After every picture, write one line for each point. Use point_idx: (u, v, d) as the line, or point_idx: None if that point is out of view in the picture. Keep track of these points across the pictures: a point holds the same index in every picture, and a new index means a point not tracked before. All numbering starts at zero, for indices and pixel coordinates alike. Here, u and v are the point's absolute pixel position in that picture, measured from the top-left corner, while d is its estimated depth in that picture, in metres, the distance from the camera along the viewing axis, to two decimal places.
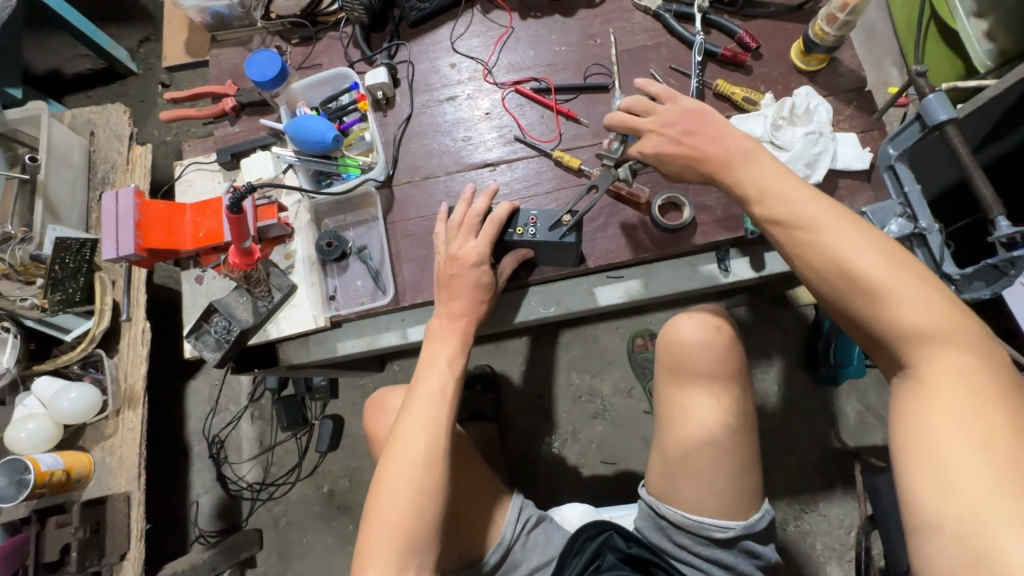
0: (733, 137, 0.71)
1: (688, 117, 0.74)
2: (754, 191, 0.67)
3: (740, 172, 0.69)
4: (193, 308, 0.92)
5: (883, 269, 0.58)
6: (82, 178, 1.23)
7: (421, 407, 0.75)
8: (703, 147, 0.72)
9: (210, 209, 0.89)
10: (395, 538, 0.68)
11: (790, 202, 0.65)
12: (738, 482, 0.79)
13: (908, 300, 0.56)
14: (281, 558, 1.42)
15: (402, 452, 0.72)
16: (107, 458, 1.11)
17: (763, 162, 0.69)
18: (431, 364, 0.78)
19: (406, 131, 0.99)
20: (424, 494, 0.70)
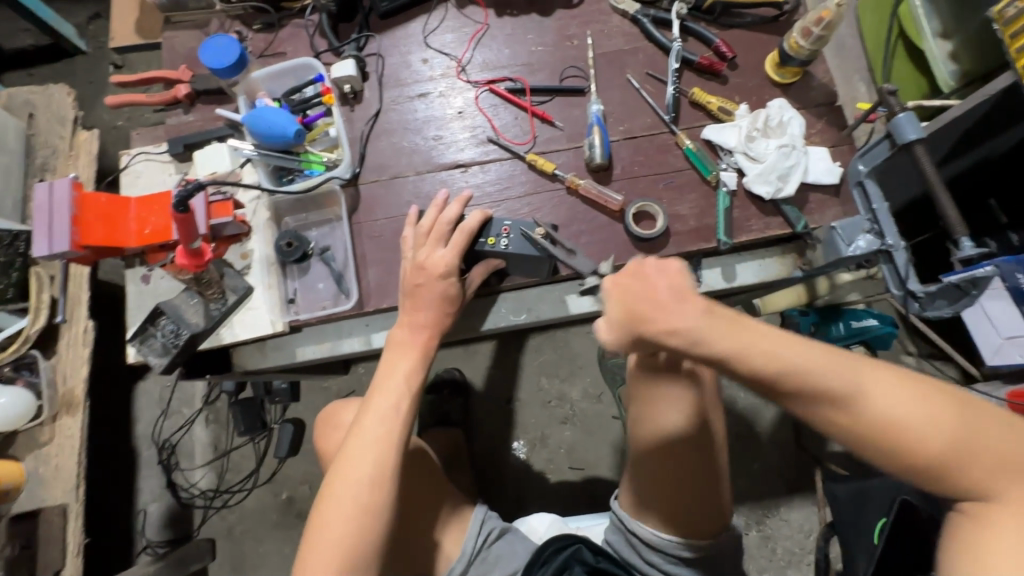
0: (685, 300, 0.53)
1: (661, 275, 0.55)
2: (712, 341, 0.51)
3: (734, 364, 0.51)
4: (138, 309, 0.86)
5: (878, 386, 0.50)
6: (17, 164, 1.13)
7: (372, 422, 0.71)
8: (666, 302, 0.53)
9: (158, 204, 0.83)
10: (334, 560, 0.65)
11: (768, 346, 0.51)
12: (704, 498, 0.77)
13: (908, 416, 0.50)
14: (236, 568, 1.35)
15: (350, 469, 0.69)
16: (40, 468, 1.03)
17: (734, 333, 0.51)
18: (386, 378, 0.75)
19: (374, 128, 0.95)
20: (369, 515, 0.67)
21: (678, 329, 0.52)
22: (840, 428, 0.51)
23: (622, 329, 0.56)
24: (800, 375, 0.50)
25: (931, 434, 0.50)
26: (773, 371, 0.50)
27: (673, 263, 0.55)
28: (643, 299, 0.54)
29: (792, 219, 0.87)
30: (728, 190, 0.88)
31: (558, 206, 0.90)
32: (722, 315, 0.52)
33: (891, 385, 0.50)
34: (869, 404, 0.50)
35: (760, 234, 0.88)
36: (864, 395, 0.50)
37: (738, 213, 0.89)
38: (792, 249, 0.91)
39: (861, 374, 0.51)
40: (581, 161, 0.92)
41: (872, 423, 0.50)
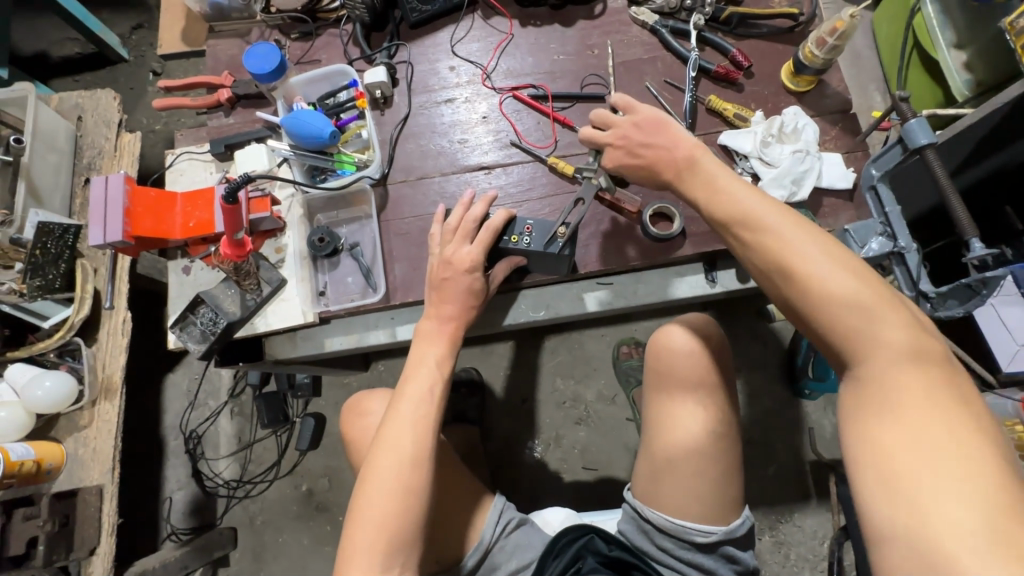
0: (678, 137, 0.73)
1: (647, 125, 0.76)
2: (688, 184, 0.71)
3: (685, 186, 0.72)
4: (178, 299, 0.91)
5: (814, 251, 0.59)
6: (66, 163, 1.20)
7: (408, 406, 0.75)
8: (659, 144, 0.74)
9: (202, 199, 0.88)
10: (379, 537, 0.68)
11: (723, 189, 0.67)
12: (720, 489, 0.80)
13: (836, 281, 0.57)
14: (255, 558, 1.39)
15: (391, 451, 0.72)
16: (79, 450, 1.08)
17: (710, 165, 0.70)
18: (418, 364, 0.79)
19: (402, 131, 1.00)
20: (410, 494, 0.70)
21: (666, 160, 0.73)
22: (771, 280, 0.62)
23: (619, 167, 0.79)
24: (751, 217, 0.64)
25: (847, 297, 0.57)
26: (725, 207, 0.66)
27: (642, 108, 0.77)
28: (646, 141, 0.75)
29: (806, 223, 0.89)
30: None
31: None
32: (699, 151, 0.72)
33: (829, 253, 0.59)
34: (802, 263, 0.59)
35: None
36: (801, 254, 0.59)
37: None
38: None
39: (803, 236, 0.61)
40: None
41: (803, 279, 0.59)
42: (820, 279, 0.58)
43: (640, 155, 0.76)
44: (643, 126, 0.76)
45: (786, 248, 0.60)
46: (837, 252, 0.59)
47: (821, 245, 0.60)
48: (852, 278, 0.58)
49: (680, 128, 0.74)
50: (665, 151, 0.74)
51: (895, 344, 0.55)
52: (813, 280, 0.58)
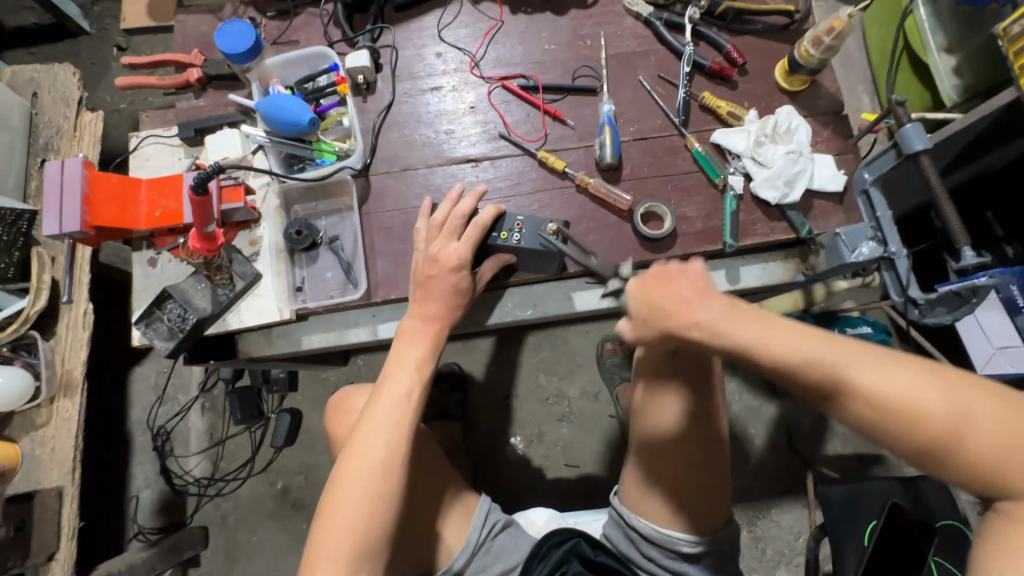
0: (708, 297, 0.56)
1: (656, 281, 0.59)
2: (723, 330, 0.54)
3: (735, 335, 0.54)
4: (144, 292, 0.85)
5: (916, 380, 0.51)
6: (20, 143, 1.12)
7: (384, 408, 0.72)
8: (684, 298, 0.57)
9: (169, 187, 0.82)
10: (346, 543, 0.65)
11: (764, 327, 0.54)
12: (703, 496, 0.79)
13: (954, 411, 0.50)
14: (228, 557, 1.35)
15: (363, 453, 0.69)
16: (36, 450, 1.02)
17: (750, 317, 0.55)
18: (397, 365, 0.75)
19: (385, 119, 0.95)
20: (379, 499, 0.67)
21: (694, 309, 0.56)
22: (878, 426, 0.52)
23: (641, 312, 0.59)
24: (815, 361, 0.52)
25: (934, 415, 0.50)
26: (791, 349, 0.53)
27: (693, 261, 0.59)
28: (658, 294, 0.58)
29: (797, 224, 0.88)
30: (736, 194, 0.90)
31: (567, 203, 0.91)
32: (731, 299, 0.56)
33: (923, 377, 0.51)
34: (878, 396, 0.51)
35: (765, 237, 0.89)
36: (901, 394, 0.51)
37: (744, 217, 0.90)
38: (795, 253, 0.93)
39: (886, 368, 0.52)
40: (592, 160, 0.93)
41: (887, 413, 0.51)
42: (942, 416, 0.50)
43: (663, 322, 0.58)
44: (654, 296, 0.58)
45: (853, 384, 0.52)
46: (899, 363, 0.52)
47: (882, 362, 0.52)
48: (968, 400, 0.50)
49: (713, 283, 0.57)
50: (689, 322, 0.56)
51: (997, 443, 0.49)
52: (936, 419, 0.50)
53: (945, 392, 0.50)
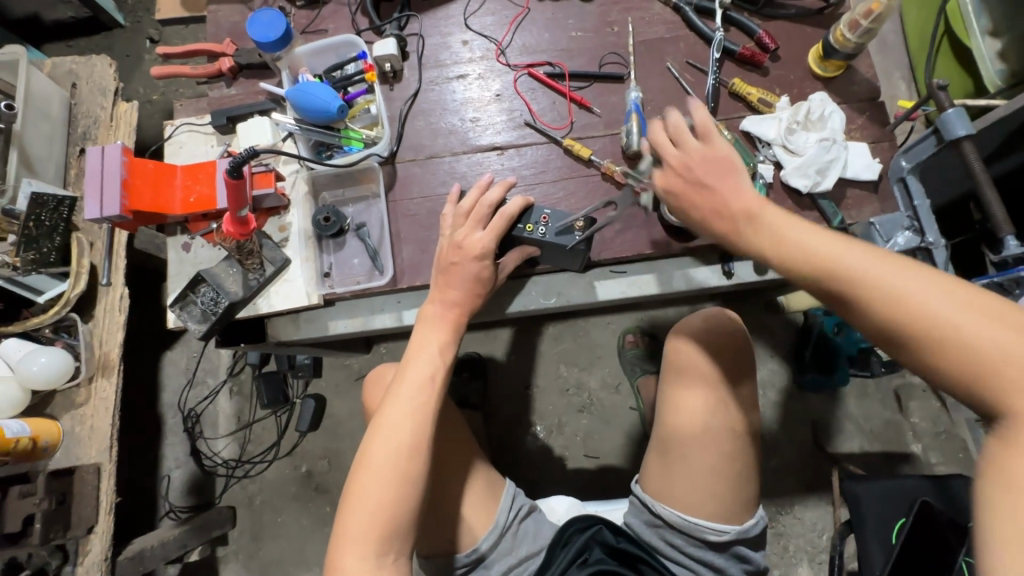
0: (738, 190, 0.65)
1: (710, 164, 0.66)
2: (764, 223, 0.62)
3: (752, 235, 0.63)
4: (178, 276, 0.88)
5: (922, 286, 0.53)
6: (60, 132, 1.16)
7: (408, 390, 0.73)
8: (715, 191, 0.66)
9: (203, 173, 0.84)
10: (372, 527, 0.66)
11: (782, 233, 0.61)
12: (736, 486, 0.79)
13: (950, 317, 0.51)
14: (255, 537, 1.38)
15: (388, 435, 0.70)
16: (76, 428, 1.06)
17: (775, 216, 0.62)
18: (420, 349, 0.76)
19: (412, 107, 0.96)
20: (405, 481, 0.68)
21: (727, 213, 0.65)
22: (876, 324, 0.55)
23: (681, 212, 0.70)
24: (832, 265, 0.57)
25: (952, 326, 0.51)
26: (793, 245, 0.60)
27: (699, 115, 0.68)
28: (698, 189, 0.67)
29: (829, 214, 0.86)
30: (765, 182, 0.87)
31: (593, 191, 0.91)
32: (760, 204, 0.63)
33: (941, 289, 0.52)
34: (892, 293, 0.54)
35: None
36: (898, 289, 0.53)
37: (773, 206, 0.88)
38: None
39: (895, 271, 0.54)
40: (618, 148, 0.92)
41: (903, 314, 0.53)
42: (937, 314, 0.51)
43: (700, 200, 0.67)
44: (690, 200, 0.68)
45: (870, 287, 0.55)
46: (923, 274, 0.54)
47: (904, 269, 0.54)
48: (972, 311, 0.51)
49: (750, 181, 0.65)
50: (723, 216, 0.65)
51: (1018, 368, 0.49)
52: (900, 308, 0.53)
53: (953, 301, 0.51)
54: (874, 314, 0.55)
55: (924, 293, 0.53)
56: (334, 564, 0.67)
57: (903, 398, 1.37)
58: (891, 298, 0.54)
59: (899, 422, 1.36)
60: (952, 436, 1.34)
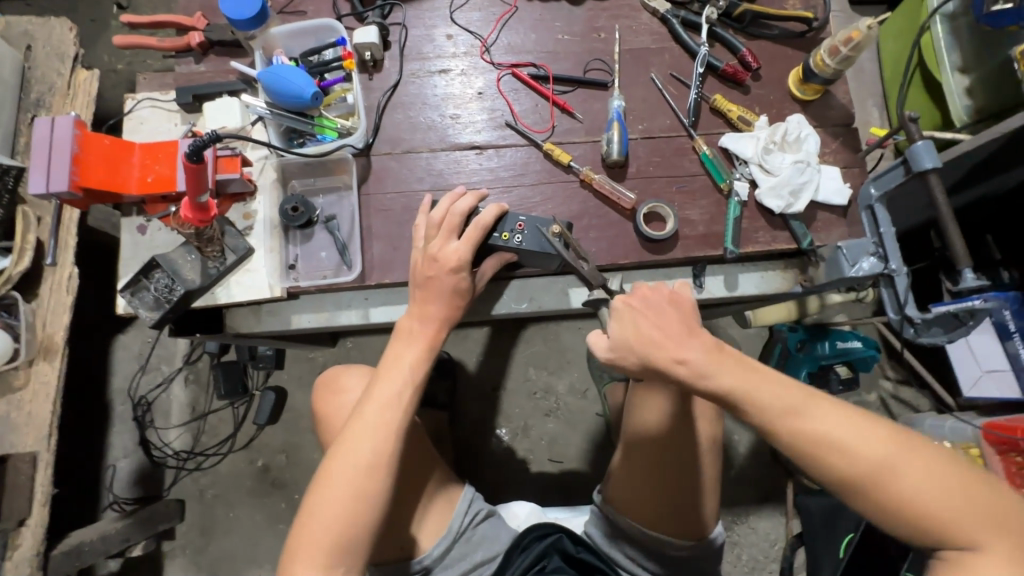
0: (695, 336, 0.59)
1: (660, 305, 0.62)
2: (726, 368, 0.58)
3: (655, 345, 0.59)
4: (131, 260, 0.83)
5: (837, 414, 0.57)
6: (11, 97, 1.08)
7: (375, 409, 0.71)
8: (672, 328, 0.60)
9: (163, 152, 0.79)
10: (327, 541, 0.65)
11: (748, 373, 0.58)
12: (697, 501, 0.79)
13: (889, 461, 0.55)
14: (204, 532, 1.33)
15: (350, 452, 0.68)
16: (12, 414, 0.99)
17: (738, 361, 0.58)
18: (393, 365, 0.74)
19: (391, 99, 0.93)
20: (361, 498, 0.66)
21: (676, 340, 0.59)
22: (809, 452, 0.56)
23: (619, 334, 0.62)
24: (792, 411, 0.56)
25: (899, 472, 0.54)
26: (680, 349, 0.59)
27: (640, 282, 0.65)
28: (647, 326, 0.61)
29: (799, 235, 0.88)
30: (740, 200, 0.89)
31: (570, 197, 0.90)
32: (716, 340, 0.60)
33: (870, 430, 0.56)
34: (838, 441, 0.55)
35: (765, 246, 0.89)
36: (842, 440, 0.55)
37: (747, 224, 0.89)
38: (794, 264, 0.93)
39: (817, 408, 0.57)
40: (598, 155, 0.92)
41: (853, 462, 0.55)
42: (877, 462, 0.55)
43: (643, 350, 0.60)
44: (638, 321, 0.61)
45: (827, 439, 0.55)
46: (850, 415, 0.57)
47: (837, 413, 0.57)
48: (897, 451, 0.55)
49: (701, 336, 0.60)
50: (675, 357, 0.58)
51: (945, 503, 0.54)
52: (848, 453, 0.55)
53: (864, 431, 0.56)
54: (829, 463, 0.56)
55: (859, 433, 0.56)
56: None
57: None
58: (842, 445, 0.55)
59: None
60: None
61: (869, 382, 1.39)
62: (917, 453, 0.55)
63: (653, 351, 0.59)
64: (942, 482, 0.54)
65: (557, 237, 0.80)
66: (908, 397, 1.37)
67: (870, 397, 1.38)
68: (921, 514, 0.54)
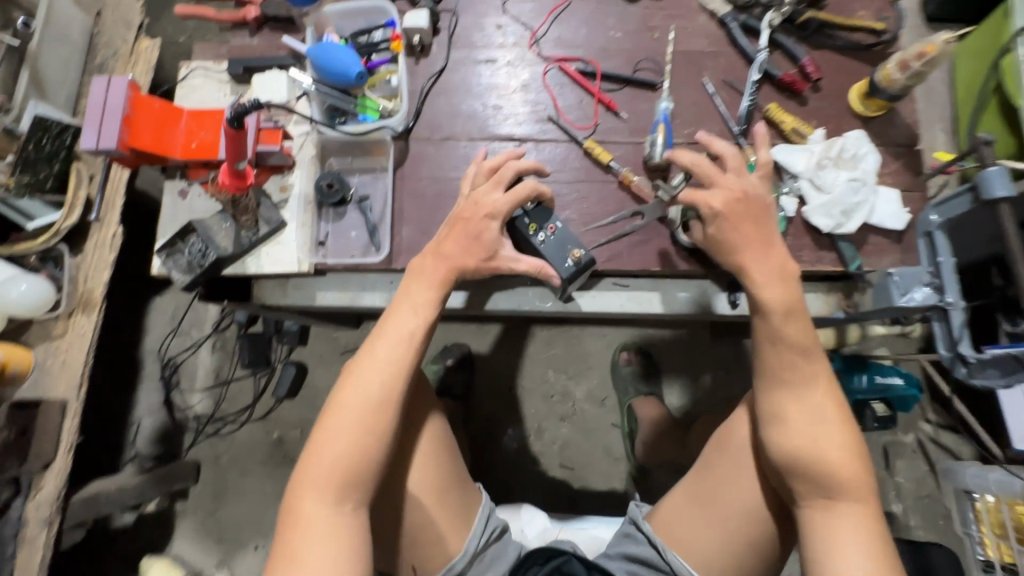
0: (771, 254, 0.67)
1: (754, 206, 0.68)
2: (769, 290, 0.65)
3: (746, 255, 0.67)
4: (170, 223, 0.85)
5: (853, 480, 0.62)
6: (77, 59, 1.13)
7: (384, 346, 0.66)
8: (755, 237, 0.67)
9: (210, 120, 0.81)
10: (332, 474, 0.62)
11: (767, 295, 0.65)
12: (755, 550, 0.72)
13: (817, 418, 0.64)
14: (215, 496, 1.36)
15: (354, 390, 0.64)
16: (48, 361, 1.03)
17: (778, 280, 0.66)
18: (403, 300, 0.69)
19: (435, 85, 0.93)
20: (369, 437, 0.63)
21: (766, 243, 0.67)
22: (792, 469, 0.64)
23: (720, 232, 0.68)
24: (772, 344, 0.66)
25: (821, 432, 0.63)
26: (779, 310, 0.65)
27: (723, 146, 0.73)
28: (731, 229, 0.68)
29: (847, 257, 0.83)
30: (786, 216, 0.84)
31: (606, 198, 0.88)
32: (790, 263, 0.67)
33: (818, 394, 0.65)
34: (787, 384, 0.65)
35: (809, 266, 0.84)
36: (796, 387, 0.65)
37: (791, 242, 0.84)
38: (839, 288, 0.88)
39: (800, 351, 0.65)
40: (640, 157, 0.89)
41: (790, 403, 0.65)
42: (808, 415, 0.64)
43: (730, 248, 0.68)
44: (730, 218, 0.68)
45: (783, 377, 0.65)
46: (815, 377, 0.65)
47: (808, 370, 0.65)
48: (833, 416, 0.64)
49: (779, 234, 0.69)
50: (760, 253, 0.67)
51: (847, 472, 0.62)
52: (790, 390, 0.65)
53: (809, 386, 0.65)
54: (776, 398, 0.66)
55: (807, 388, 0.65)
56: (291, 514, 0.62)
57: (890, 455, 1.30)
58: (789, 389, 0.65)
59: (883, 478, 1.29)
60: (935, 501, 1.27)
61: (907, 422, 1.31)
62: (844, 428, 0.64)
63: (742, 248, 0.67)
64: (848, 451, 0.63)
65: (575, 261, 0.79)
66: (948, 443, 1.29)
67: (906, 437, 1.30)
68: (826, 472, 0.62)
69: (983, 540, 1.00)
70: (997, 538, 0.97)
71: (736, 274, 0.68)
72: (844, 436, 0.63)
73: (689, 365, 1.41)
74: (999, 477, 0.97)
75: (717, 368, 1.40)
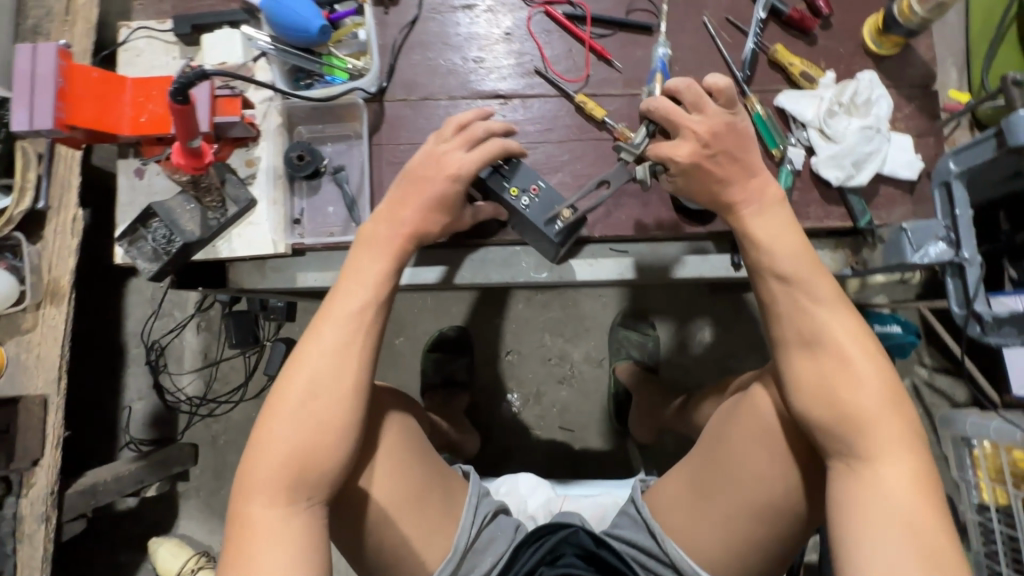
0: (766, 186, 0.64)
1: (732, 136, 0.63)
2: (754, 223, 0.63)
3: (735, 193, 0.64)
4: (128, 207, 0.78)
5: (887, 431, 0.56)
6: (7, 23, 1.01)
7: (332, 328, 0.61)
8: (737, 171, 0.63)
9: (157, 90, 0.73)
10: (283, 474, 0.57)
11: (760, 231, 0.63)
12: (765, 533, 0.68)
13: (849, 363, 0.58)
14: (216, 476, 1.36)
15: (303, 372, 0.60)
16: (22, 355, 0.98)
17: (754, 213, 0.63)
18: (354, 276, 0.64)
19: (408, 37, 0.84)
20: (325, 427, 0.59)
21: (748, 179, 0.63)
22: (819, 418, 0.58)
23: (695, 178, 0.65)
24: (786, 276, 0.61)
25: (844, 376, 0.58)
26: (787, 257, 0.61)
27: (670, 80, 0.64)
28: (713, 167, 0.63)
29: (857, 212, 0.78)
30: (793, 168, 0.78)
31: (601, 158, 0.81)
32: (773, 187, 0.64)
33: (845, 336, 0.59)
34: (818, 328, 0.59)
35: (816, 222, 0.79)
36: (826, 332, 0.59)
37: (798, 197, 0.79)
38: (848, 243, 0.84)
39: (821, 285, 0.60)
40: (635, 111, 0.82)
41: (819, 354, 0.59)
42: (834, 360, 0.58)
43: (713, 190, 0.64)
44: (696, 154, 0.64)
45: (811, 322, 0.60)
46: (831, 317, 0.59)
47: (834, 310, 0.60)
48: (863, 359, 0.58)
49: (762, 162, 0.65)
50: (741, 192, 0.63)
51: (881, 422, 0.56)
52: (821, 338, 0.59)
53: (839, 326, 0.59)
54: (798, 342, 0.60)
55: (835, 330, 0.59)
56: (241, 519, 0.57)
57: None
58: (814, 334, 0.59)
59: None
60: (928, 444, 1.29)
61: (903, 368, 1.31)
62: (879, 378, 0.57)
63: (723, 189, 0.64)
64: (883, 401, 0.57)
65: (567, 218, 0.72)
66: (943, 386, 1.29)
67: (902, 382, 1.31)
68: (852, 422, 0.56)
69: (979, 483, 1.02)
70: (994, 481, 0.99)
71: (722, 212, 0.66)
72: (876, 385, 0.57)
73: (687, 321, 1.39)
74: (999, 425, 0.98)
75: (715, 324, 1.38)
